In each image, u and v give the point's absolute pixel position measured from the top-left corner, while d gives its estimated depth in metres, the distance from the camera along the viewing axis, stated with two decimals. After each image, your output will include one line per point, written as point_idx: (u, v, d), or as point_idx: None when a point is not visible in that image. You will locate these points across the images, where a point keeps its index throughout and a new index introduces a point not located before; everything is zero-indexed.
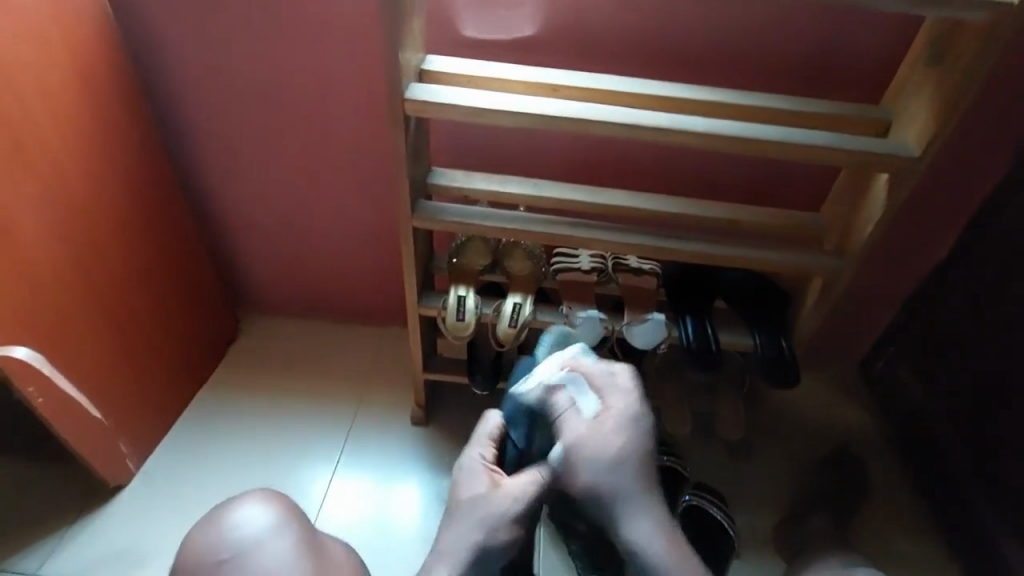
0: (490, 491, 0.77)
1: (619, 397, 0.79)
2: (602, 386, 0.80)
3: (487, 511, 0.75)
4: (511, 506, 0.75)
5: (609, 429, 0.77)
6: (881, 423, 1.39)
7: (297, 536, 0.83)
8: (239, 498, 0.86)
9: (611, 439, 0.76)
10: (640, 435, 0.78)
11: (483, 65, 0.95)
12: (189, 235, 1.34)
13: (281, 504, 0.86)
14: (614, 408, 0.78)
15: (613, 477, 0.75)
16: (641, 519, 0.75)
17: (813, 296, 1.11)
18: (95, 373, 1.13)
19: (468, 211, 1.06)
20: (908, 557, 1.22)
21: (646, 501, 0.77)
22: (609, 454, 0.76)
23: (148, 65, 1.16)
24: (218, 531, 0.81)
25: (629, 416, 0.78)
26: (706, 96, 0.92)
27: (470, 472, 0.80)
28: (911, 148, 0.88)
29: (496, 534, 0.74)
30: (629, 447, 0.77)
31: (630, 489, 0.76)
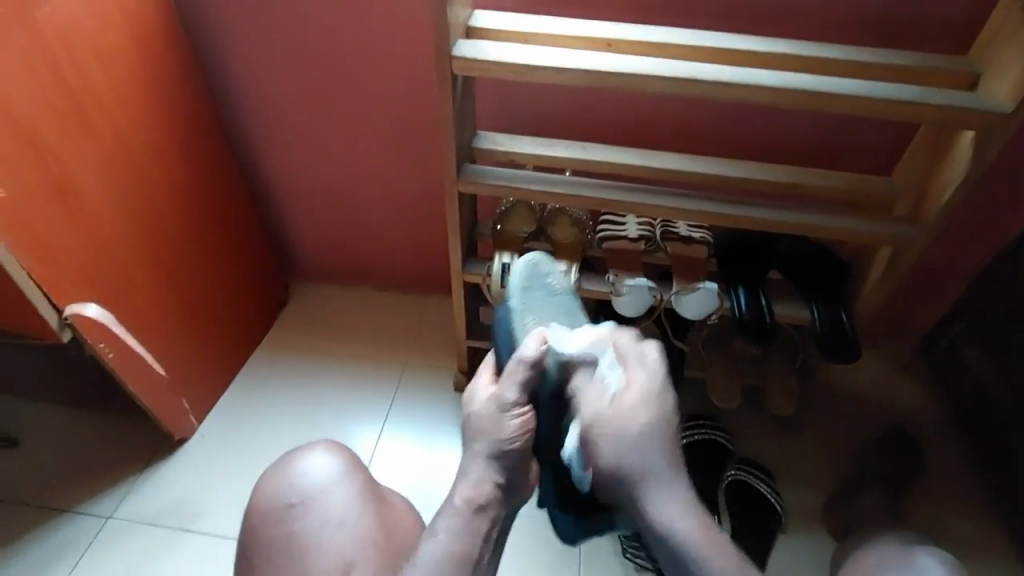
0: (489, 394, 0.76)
1: (641, 372, 0.74)
2: (628, 361, 0.75)
3: (490, 415, 0.74)
4: (512, 402, 0.73)
5: (633, 405, 0.71)
6: (945, 404, 1.31)
7: (362, 485, 0.84)
8: (305, 446, 0.87)
9: (633, 415, 0.70)
10: (665, 417, 0.71)
11: (532, 20, 0.91)
12: (239, 202, 1.37)
13: (343, 455, 0.87)
14: (637, 384, 0.72)
15: (638, 454, 0.69)
16: (670, 503, 0.68)
17: (880, 266, 1.05)
18: (155, 333, 1.18)
19: (513, 175, 1.04)
20: (969, 540, 1.16)
21: (674, 484, 0.69)
22: (632, 430, 0.70)
23: (197, 31, 1.17)
24: (286, 477, 0.83)
25: (651, 391, 0.72)
26: (774, 48, 0.86)
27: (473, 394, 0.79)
28: (1003, 103, 0.79)
29: (505, 431, 0.72)
30: (652, 424, 0.70)
31: (657, 471, 0.69)
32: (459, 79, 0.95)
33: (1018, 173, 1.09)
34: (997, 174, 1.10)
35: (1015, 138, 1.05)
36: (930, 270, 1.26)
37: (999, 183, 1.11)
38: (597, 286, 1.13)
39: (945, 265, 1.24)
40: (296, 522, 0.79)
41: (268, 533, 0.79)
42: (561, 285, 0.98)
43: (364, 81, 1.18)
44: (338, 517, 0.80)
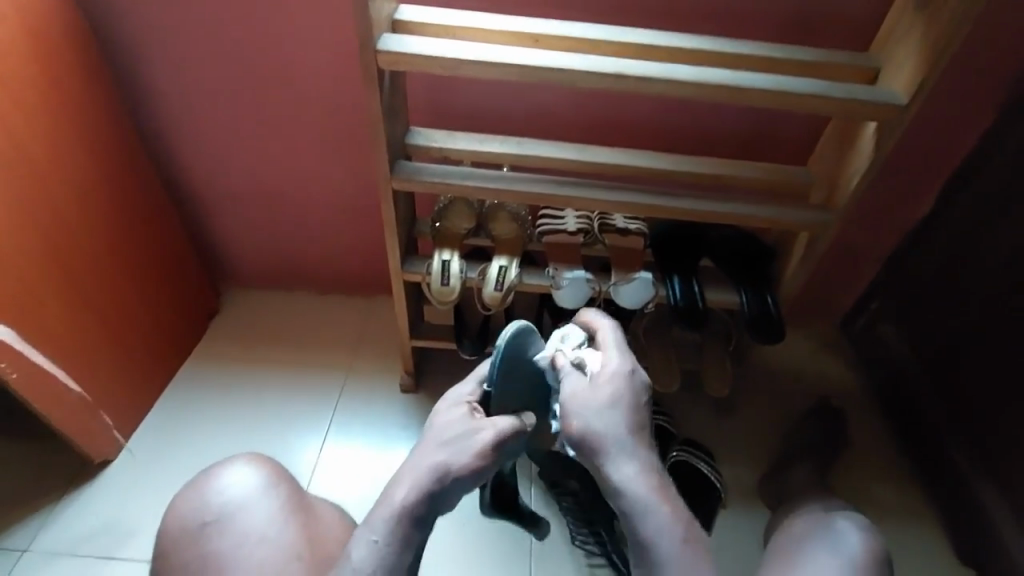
0: (466, 416, 0.60)
1: (614, 348, 0.66)
2: (602, 346, 0.67)
3: (462, 433, 0.58)
4: (490, 436, 0.57)
5: (608, 376, 0.62)
6: (865, 377, 1.41)
7: (285, 497, 0.82)
8: (224, 462, 0.84)
9: (605, 388, 0.61)
10: (635, 391, 0.62)
11: (458, 15, 0.91)
12: (160, 207, 1.29)
13: (266, 468, 0.84)
14: (611, 361, 0.64)
15: (605, 420, 0.59)
16: (632, 466, 0.57)
17: (799, 252, 1.11)
18: (68, 348, 1.10)
19: (448, 171, 1.03)
20: (889, 502, 1.25)
21: (637, 450, 0.58)
22: (601, 402, 0.60)
23: (103, 24, 1.09)
24: (202, 495, 0.80)
25: (624, 370, 0.63)
26: (692, 45, 0.89)
27: (452, 398, 0.64)
28: (898, 95, 0.85)
29: (461, 459, 0.56)
30: (629, 396, 0.61)
31: (621, 437, 0.58)
32: (387, 75, 0.93)
33: (918, 161, 1.19)
34: (900, 162, 1.19)
35: (913, 129, 1.14)
36: (847, 253, 1.35)
37: (902, 171, 1.21)
38: (537, 280, 1.14)
39: (859, 249, 1.34)
40: (211, 542, 0.76)
41: (181, 556, 0.76)
42: None
43: (290, 78, 1.13)
44: (256, 532, 0.77)
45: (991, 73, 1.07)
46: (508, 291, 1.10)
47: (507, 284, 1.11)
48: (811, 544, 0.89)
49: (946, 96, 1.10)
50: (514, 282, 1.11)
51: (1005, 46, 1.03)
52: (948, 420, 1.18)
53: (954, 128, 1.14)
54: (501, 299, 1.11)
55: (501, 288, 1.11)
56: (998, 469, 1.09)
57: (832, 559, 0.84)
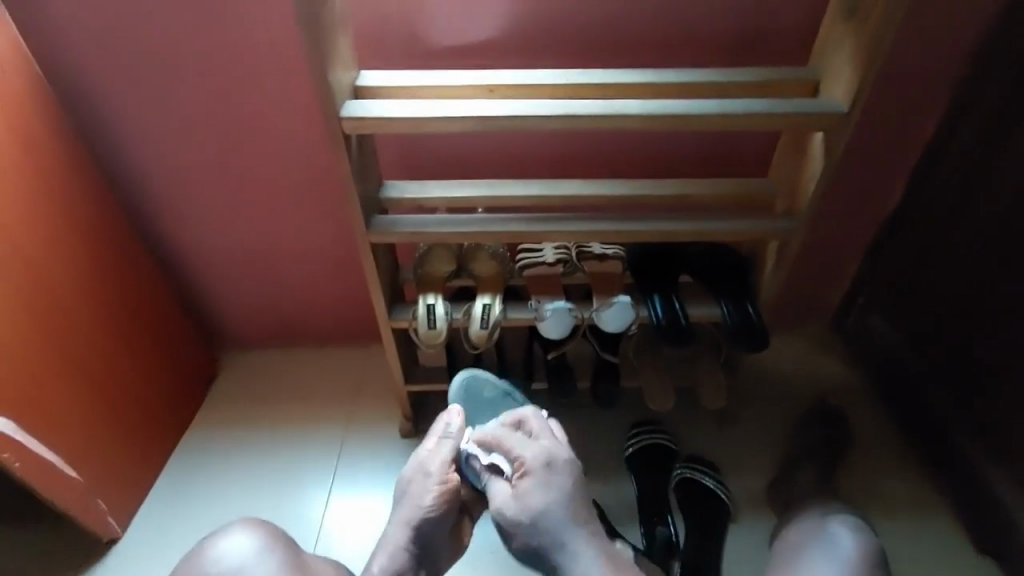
0: (417, 476, 0.97)
1: (536, 442, 0.89)
2: (511, 443, 0.90)
3: (416, 494, 0.95)
4: (434, 489, 0.94)
5: (534, 479, 0.86)
6: (860, 374, 1.41)
7: (283, 558, 0.83)
8: (219, 531, 0.85)
9: (528, 501, 0.85)
10: (552, 487, 0.87)
11: (417, 74, 0.96)
12: (153, 282, 1.33)
13: (260, 533, 0.85)
14: (537, 456, 0.88)
15: (542, 530, 0.85)
16: (574, 557, 0.84)
17: (772, 260, 1.13)
18: (69, 431, 1.12)
19: (423, 219, 1.06)
20: (900, 498, 1.24)
21: (575, 539, 0.85)
22: (530, 515, 0.85)
23: (86, 117, 1.16)
24: (199, 567, 0.80)
25: (541, 465, 0.87)
26: (639, 78, 0.94)
27: (411, 466, 0.99)
28: (839, 103, 0.90)
29: (421, 511, 0.93)
30: (552, 491, 0.86)
31: (558, 537, 0.85)
32: (355, 136, 0.98)
33: (877, 159, 1.23)
34: (860, 162, 1.23)
35: (865, 130, 1.19)
36: (825, 254, 1.37)
37: (863, 170, 1.24)
38: (521, 314, 1.16)
39: (836, 249, 1.36)
40: None
41: None
42: (492, 392, 1.12)
43: (267, 147, 1.19)
44: None
45: (930, 72, 1.12)
46: (494, 327, 1.13)
47: (493, 321, 1.14)
48: (809, 551, 0.91)
49: (892, 97, 1.15)
50: (499, 318, 1.14)
51: (939, 45, 1.09)
52: (945, 407, 1.19)
53: (907, 124, 1.18)
54: (488, 337, 1.14)
55: (486, 326, 1.13)
56: (1000, 452, 1.09)
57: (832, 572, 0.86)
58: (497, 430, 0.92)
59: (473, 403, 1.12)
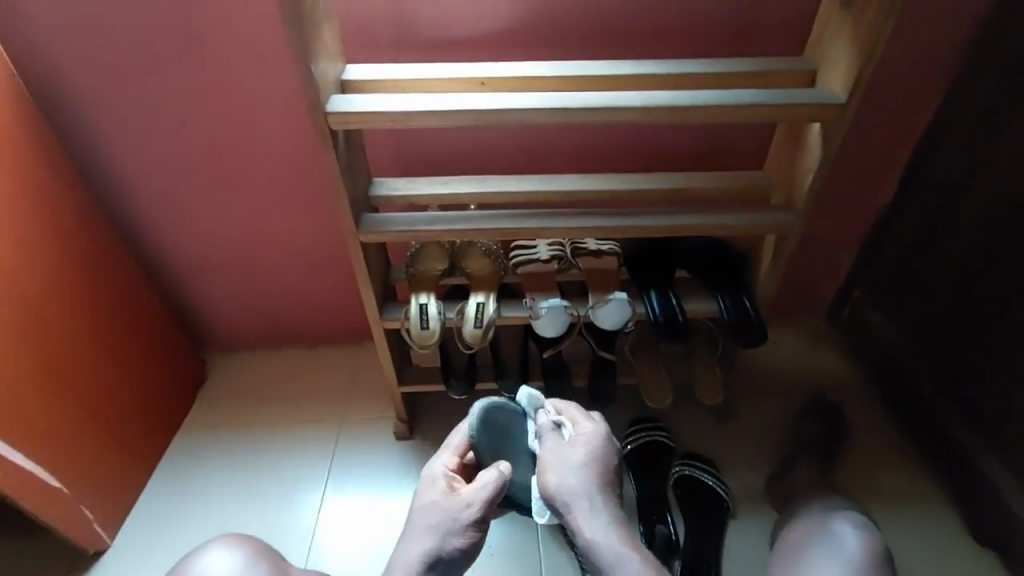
0: (442, 496, 0.85)
1: (587, 421, 0.90)
2: (578, 416, 0.91)
3: (444, 516, 0.82)
4: (467, 513, 0.82)
5: (580, 444, 0.87)
6: (858, 367, 1.41)
7: (267, 575, 0.81)
8: (200, 547, 0.83)
9: (578, 454, 0.85)
10: (601, 455, 0.87)
11: (405, 68, 0.93)
12: (136, 285, 1.30)
13: (245, 549, 0.83)
14: (585, 431, 0.88)
15: (579, 484, 0.83)
16: (600, 521, 0.81)
17: (768, 254, 1.12)
18: (52, 442, 1.09)
19: (413, 217, 1.03)
20: (899, 491, 1.23)
21: (605, 506, 0.83)
22: (576, 462, 0.85)
23: (63, 116, 1.12)
24: None
25: (597, 438, 0.88)
26: (633, 70, 0.92)
27: (431, 482, 0.87)
28: (837, 94, 0.88)
29: (450, 537, 0.81)
30: (592, 462, 0.85)
31: (590, 495, 0.83)
32: (342, 132, 0.95)
33: (872, 151, 1.22)
34: (855, 154, 1.22)
35: (861, 121, 1.18)
36: (820, 247, 1.36)
37: (859, 162, 1.23)
38: (516, 312, 1.14)
39: (831, 242, 1.35)
40: None
41: None
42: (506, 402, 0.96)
43: (252, 145, 1.16)
44: None
45: (925, 61, 1.11)
46: (488, 326, 1.11)
47: (487, 320, 1.12)
48: (812, 551, 0.90)
49: (887, 87, 1.14)
50: (493, 317, 1.12)
51: (935, 34, 1.07)
52: (943, 400, 1.18)
53: (902, 115, 1.17)
54: (482, 336, 1.11)
55: (480, 325, 1.11)
56: (999, 445, 1.08)
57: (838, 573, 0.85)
58: (571, 410, 0.92)
59: (490, 435, 0.92)
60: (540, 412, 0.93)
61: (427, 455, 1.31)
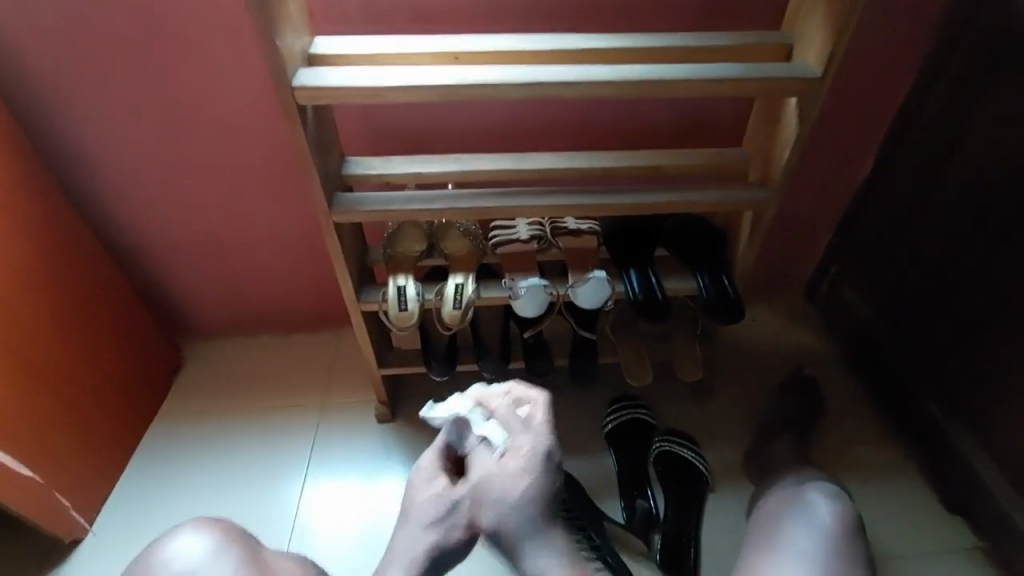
0: (440, 488, 0.83)
1: (524, 437, 0.78)
2: (512, 424, 0.81)
3: (444, 509, 0.80)
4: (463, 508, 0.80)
5: (513, 469, 0.77)
6: (833, 343, 1.43)
7: (240, 556, 0.79)
8: (167, 534, 0.81)
9: (511, 479, 0.76)
10: (538, 476, 0.76)
11: (375, 41, 0.90)
12: (104, 271, 1.26)
13: (215, 532, 0.81)
14: (523, 447, 0.78)
15: (514, 520, 0.75)
16: (543, 553, 0.74)
17: (746, 231, 1.12)
18: (18, 432, 1.06)
19: (387, 197, 1.01)
20: (873, 463, 1.26)
21: (545, 535, 0.75)
22: (510, 493, 0.75)
23: (18, 93, 1.06)
24: (150, 571, 0.77)
25: (534, 454, 0.77)
26: (609, 43, 0.90)
27: (427, 474, 0.85)
28: (812, 68, 0.87)
29: (445, 529, 0.80)
30: (529, 491, 0.75)
31: (528, 530, 0.75)
32: (311, 107, 0.92)
33: (849, 127, 1.22)
34: (832, 130, 1.22)
35: (837, 97, 1.18)
36: (798, 224, 1.37)
37: (835, 139, 1.24)
38: (496, 293, 1.13)
39: (808, 219, 1.36)
40: None
41: None
42: None
43: (221, 124, 1.12)
44: None
45: (901, 36, 1.11)
46: (467, 307, 1.10)
47: (465, 300, 1.11)
48: (786, 520, 0.91)
49: (863, 63, 1.14)
50: (472, 298, 1.11)
51: (910, 7, 1.07)
52: (915, 373, 1.21)
53: (879, 91, 1.17)
54: (461, 317, 1.10)
55: (459, 305, 1.10)
56: (969, 414, 1.11)
57: (813, 543, 0.86)
58: (504, 416, 0.82)
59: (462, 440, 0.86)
60: (468, 426, 0.85)
61: (409, 437, 1.31)
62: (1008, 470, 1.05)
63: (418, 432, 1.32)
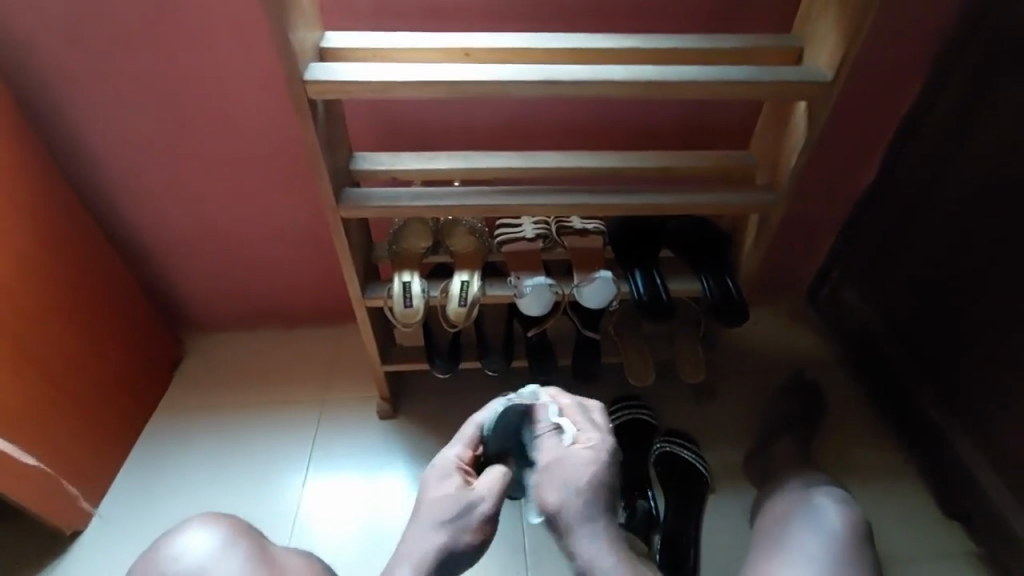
0: (455, 488, 0.80)
1: (590, 428, 0.82)
2: (580, 420, 0.83)
3: (460, 510, 0.78)
4: (481, 511, 0.78)
5: (581, 459, 0.79)
6: (833, 346, 1.44)
7: (248, 552, 0.79)
8: (176, 527, 0.81)
9: (581, 468, 0.78)
10: (604, 473, 0.79)
11: (386, 36, 0.90)
12: (106, 262, 1.25)
13: (223, 527, 0.81)
14: (589, 441, 0.81)
15: (580, 505, 0.77)
16: (596, 538, 0.76)
17: (752, 233, 1.12)
18: (20, 421, 1.05)
19: (395, 193, 1.01)
20: (872, 466, 1.27)
21: (600, 523, 0.78)
22: (580, 480, 0.78)
23: (24, 82, 1.06)
24: (157, 566, 0.76)
25: (602, 451, 0.80)
26: (620, 43, 0.90)
27: (442, 473, 0.82)
28: (823, 72, 0.88)
29: (460, 530, 0.77)
30: (594, 480, 0.78)
31: (588, 515, 0.77)
32: (321, 102, 0.92)
33: (855, 132, 1.23)
34: (839, 134, 1.23)
35: (844, 102, 1.18)
36: (802, 228, 1.37)
37: (841, 143, 1.24)
38: (501, 291, 1.13)
39: (812, 223, 1.37)
40: None
41: None
42: None
43: (228, 116, 1.12)
44: None
45: (910, 42, 1.11)
46: (472, 305, 1.10)
47: (471, 298, 1.11)
48: (796, 522, 0.92)
49: (872, 68, 1.14)
50: (477, 295, 1.11)
51: (919, 13, 1.07)
52: (917, 379, 1.22)
53: (886, 96, 1.18)
54: (466, 314, 1.10)
55: (465, 303, 1.10)
56: (970, 420, 1.12)
57: (820, 544, 0.87)
58: (568, 409, 0.85)
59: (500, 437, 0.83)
60: (540, 411, 0.84)
61: (410, 434, 1.31)
62: (1007, 476, 1.06)
63: (419, 429, 1.32)
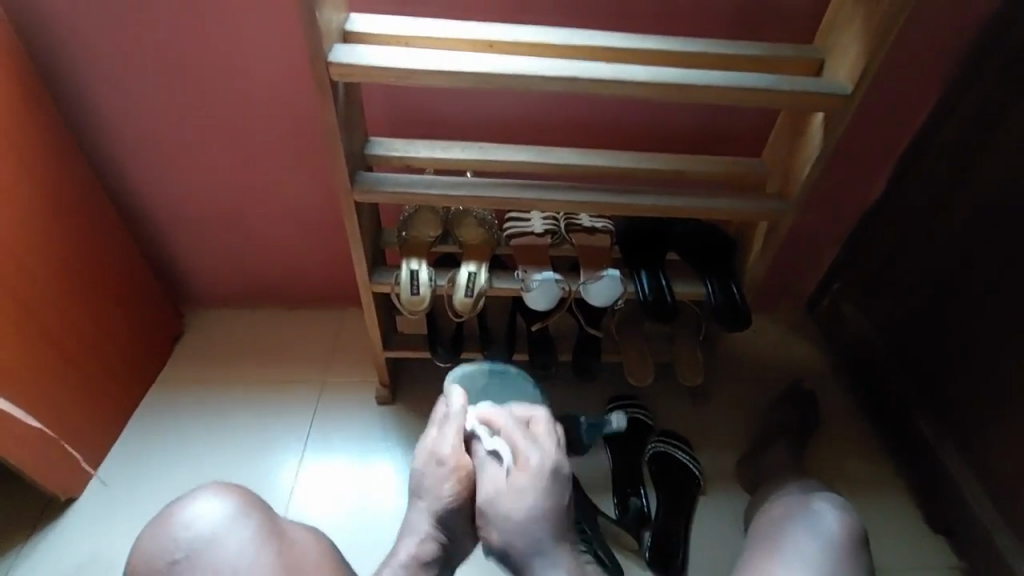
0: (430, 460, 0.84)
1: (526, 445, 0.78)
2: (522, 439, 0.79)
3: (438, 477, 0.82)
4: (454, 471, 0.82)
5: (519, 484, 0.75)
6: (831, 358, 1.45)
7: (260, 523, 0.80)
8: (189, 493, 0.81)
9: (524, 493, 0.75)
10: (546, 495, 0.75)
11: (411, 23, 0.90)
12: (114, 232, 1.25)
13: (234, 497, 0.82)
14: (531, 462, 0.77)
15: (525, 536, 0.73)
16: (550, 567, 0.72)
17: (759, 241, 1.13)
18: (20, 386, 1.05)
19: (409, 179, 1.01)
20: (861, 477, 1.29)
21: (554, 549, 0.73)
22: (522, 508, 0.74)
23: (41, 46, 1.05)
24: (168, 532, 0.77)
25: (547, 469, 0.76)
26: (645, 43, 0.91)
27: (421, 452, 0.86)
28: (843, 85, 0.88)
29: (443, 493, 0.82)
30: (537, 505, 0.74)
31: (542, 542, 0.73)
32: (342, 84, 0.92)
33: (866, 147, 1.24)
34: (850, 148, 1.24)
35: (858, 115, 1.19)
36: (808, 238, 1.39)
37: (852, 157, 1.25)
38: (507, 284, 1.13)
39: (818, 234, 1.38)
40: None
41: None
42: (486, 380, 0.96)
43: (243, 92, 1.11)
44: (230, 563, 0.75)
45: (927, 60, 1.12)
46: (478, 296, 1.10)
47: (477, 290, 1.11)
48: (791, 524, 0.93)
49: (887, 84, 1.15)
50: (484, 287, 1.11)
51: (938, 32, 1.09)
52: (912, 393, 1.24)
53: (899, 112, 1.19)
54: (472, 305, 1.11)
55: (471, 294, 1.11)
56: (961, 436, 1.14)
57: (813, 547, 0.88)
58: (515, 431, 0.80)
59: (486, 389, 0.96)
60: (479, 438, 0.82)
61: (407, 421, 1.32)
62: (993, 492, 1.09)
63: (416, 416, 1.32)
